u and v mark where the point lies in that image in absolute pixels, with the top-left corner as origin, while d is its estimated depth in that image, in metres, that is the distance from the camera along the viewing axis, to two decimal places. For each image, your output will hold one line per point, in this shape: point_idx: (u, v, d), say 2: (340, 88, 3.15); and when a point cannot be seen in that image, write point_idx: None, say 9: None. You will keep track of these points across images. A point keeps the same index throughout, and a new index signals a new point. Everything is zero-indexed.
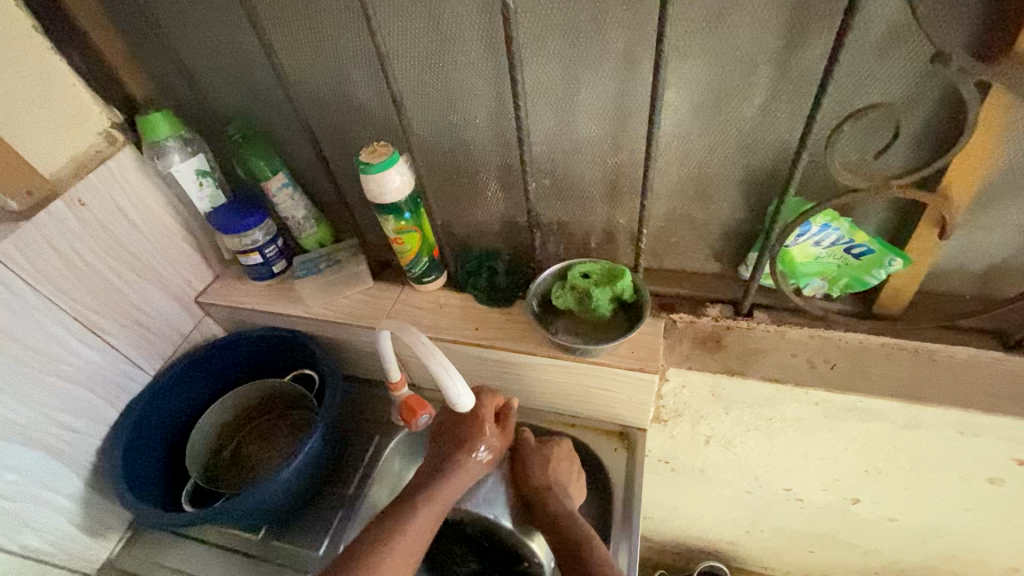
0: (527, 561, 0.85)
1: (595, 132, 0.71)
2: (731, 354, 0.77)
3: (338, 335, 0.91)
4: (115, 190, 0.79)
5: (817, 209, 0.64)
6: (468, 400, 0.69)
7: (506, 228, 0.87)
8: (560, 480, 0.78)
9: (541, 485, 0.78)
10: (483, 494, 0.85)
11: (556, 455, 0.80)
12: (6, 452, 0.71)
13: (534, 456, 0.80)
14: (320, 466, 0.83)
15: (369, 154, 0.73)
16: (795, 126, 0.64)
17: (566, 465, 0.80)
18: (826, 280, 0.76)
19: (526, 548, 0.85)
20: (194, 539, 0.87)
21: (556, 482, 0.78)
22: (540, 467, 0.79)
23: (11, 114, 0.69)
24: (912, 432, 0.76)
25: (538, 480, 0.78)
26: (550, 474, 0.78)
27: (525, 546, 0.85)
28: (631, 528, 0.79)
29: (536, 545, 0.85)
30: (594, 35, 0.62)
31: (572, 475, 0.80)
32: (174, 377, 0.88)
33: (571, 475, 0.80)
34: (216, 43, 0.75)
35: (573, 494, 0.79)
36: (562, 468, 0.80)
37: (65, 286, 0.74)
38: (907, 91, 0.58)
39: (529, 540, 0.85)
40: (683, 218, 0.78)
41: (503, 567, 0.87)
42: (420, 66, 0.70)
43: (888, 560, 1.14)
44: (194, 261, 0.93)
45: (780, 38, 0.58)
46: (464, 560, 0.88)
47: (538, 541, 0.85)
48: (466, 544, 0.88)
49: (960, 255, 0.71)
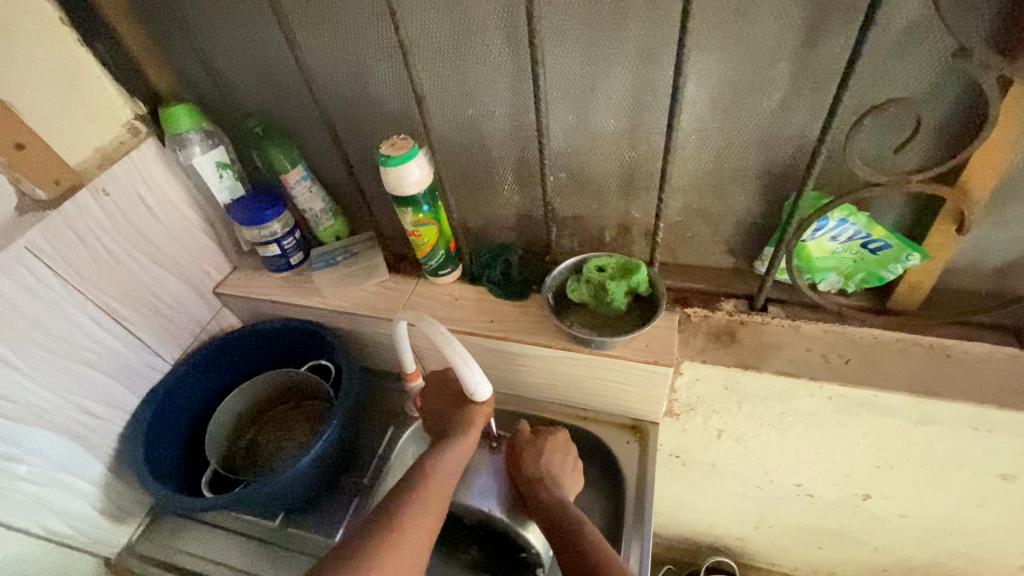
0: (526, 552, 0.85)
1: (614, 126, 0.71)
2: (744, 348, 0.78)
3: (355, 326, 0.92)
4: (137, 180, 0.80)
5: (835, 204, 0.64)
6: (486, 388, 0.71)
7: (522, 222, 0.87)
8: (558, 470, 0.80)
9: (535, 477, 0.79)
10: (481, 487, 0.87)
11: (554, 446, 0.82)
12: (31, 436, 0.73)
13: (528, 448, 0.82)
14: (336, 455, 0.84)
15: (389, 146, 0.74)
16: (813, 121, 0.64)
17: (563, 454, 0.82)
18: (841, 275, 0.76)
19: (520, 537, 0.85)
20: (211, 524, 0.88)
21: (551, 472, 0.79)
22: (540, 460, 0.80)
23: (37, 106, 0.71)
24: (925, 428, 0.77)
25: (534, 472, 0.80)
26: (547, 466, 0.80)
27: (519, 535, 0.85)
28: (643, 522, 0.79)
29: (531, 536, 0.85)
30: (614, 29, 0.63)
31: (569, 465, 0.81)
32: (194, 366, 0.89)
33: (569, 468, 0.81)
34: (239, 36, 0.76)
35: (571, 484, 0.80)
36: (558, 458, 0.81)
37: (88, 274, 0.75)
38: (929, 87, 0.58)
39: (524, 531, 0.85)
40: (698, 213, 0.78)
41: (502, 555, 0.86)
42: (441, 60, 0.71)
43: (897, 557, 1.14)
44: (213, 252, 0.94)
45: (800, 32, 0.58)
46: (465, 549, 0.87)
47: (533, 531, 0.85)
48: (467, 532, 0.87)
49: (976, 251, 0.71)
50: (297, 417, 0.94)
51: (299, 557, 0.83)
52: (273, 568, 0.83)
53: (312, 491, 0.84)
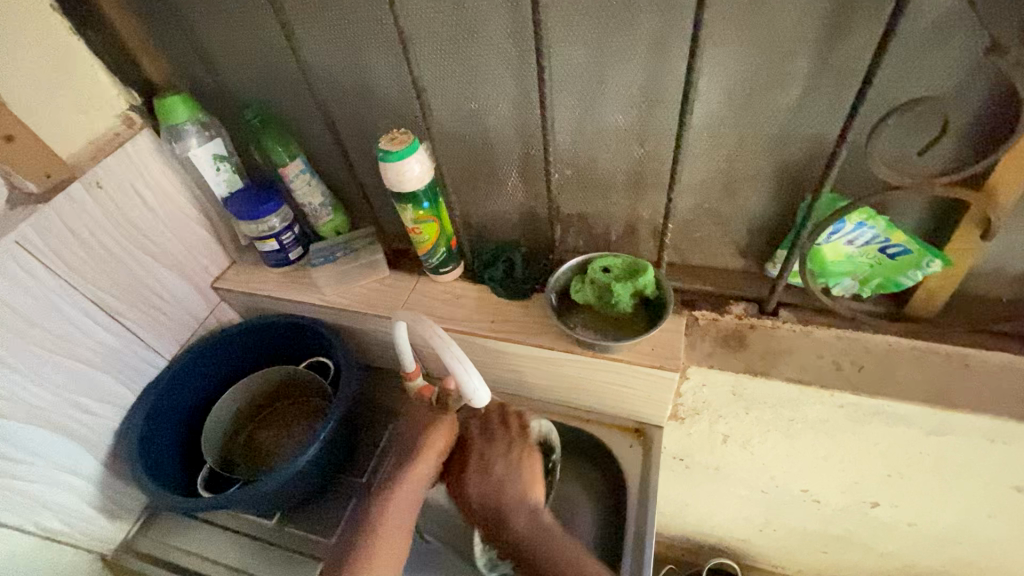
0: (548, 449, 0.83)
1: (622, 122, 0.69)
2: (754, 354, 0.75)
3: (354, 324, 0.90)
4: (133, 172, 0.78)
5: (853, 206, 0.62)
6: (485, 393, 0.67)
7: (525, 219, 0.85)
8: (501, 474, 0.71)
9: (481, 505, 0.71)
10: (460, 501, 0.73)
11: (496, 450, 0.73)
12: (25, 434, 0.71)
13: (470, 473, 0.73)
14: (336, 454, 0.82)
15: (388, 141, 0.71)
16: (832, 120, 0.62)
17: (502, 446, 0.72)
18: (856, 280, 0.73)
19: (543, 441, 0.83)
20: (207, 522, 0.86)
21: (495, 487, 0.71)
22: (503, 476, 0.71)
23: (29, 96, 0.69)
24: (939, 438, 0.74)
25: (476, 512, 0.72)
26: (483, 493, 0.71)
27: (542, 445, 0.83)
28: (643, 537, 0.76)
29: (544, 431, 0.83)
30: (623, 21, 0.60)
31: (511, 458, 0.71)
32: (192, 361, 0.88)
33: (518, 464, 0.71)
34: (234, 26, 0.74)
35: (529, 476, 0.71)
36: (496, 462, 0.72)
37: (84, 270, 0.74)
38: (957, 83, 0.55)
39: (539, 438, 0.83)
40: (709, 212, 0.75)
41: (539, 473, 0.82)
42: (443, 52, 0.68)
43: (903, 564, 1.11)
44: (210, 246, 0.92)
45: (821, 25, 0.55)
46: None
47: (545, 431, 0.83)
48: None
49: (998, 257, 0.68)
50: (296, 414, 0.92)
51: (299, 557, 0.81)
52: (271, 569, 0.81)
53: (310, 491, 0.82)
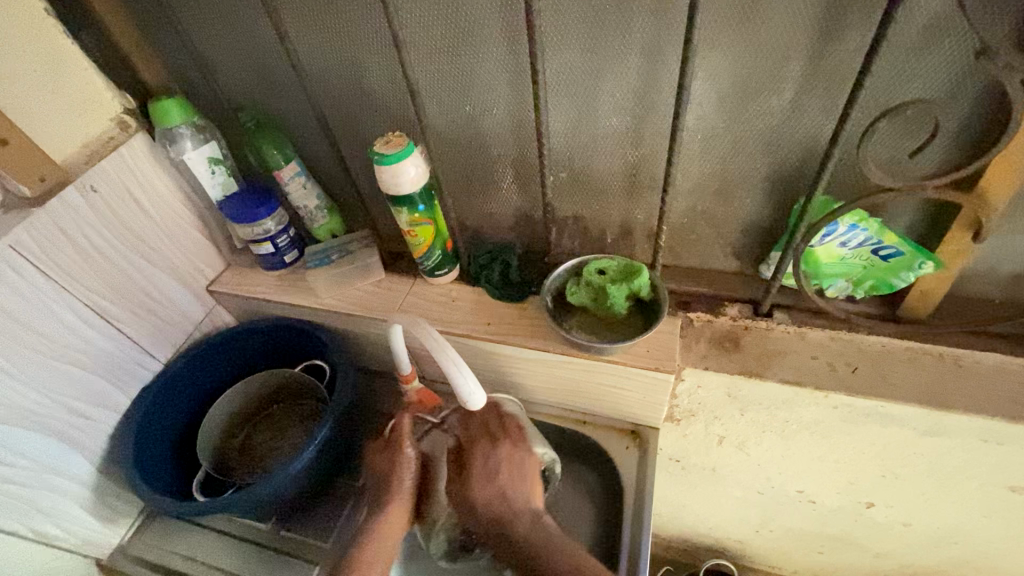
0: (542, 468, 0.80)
1: (615, 125, 0.69)
2: (748, 355, 0.76)
3: (349, 327, 0.90)
4: (126, 175, 0.78)
5: (845, 210, 0.62)
6: (481, 397, 0.67)
7: (520, 221, 0.85)
8: (501, 488, 0.71)
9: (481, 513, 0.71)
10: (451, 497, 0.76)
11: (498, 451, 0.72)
12: (18, 438, 0.71)
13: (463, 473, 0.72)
14: (332, 458, 0.82)
15: (384, 144, 0.71)
16: (825, 121, 0.62)
17: (508, 450, 0.72)
18: (849, 281, 0.73)
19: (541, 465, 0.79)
20: (202, 527, 0.86)
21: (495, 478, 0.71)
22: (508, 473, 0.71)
23: (21, 100, 0.68)
24: (934, 439, 0.75)
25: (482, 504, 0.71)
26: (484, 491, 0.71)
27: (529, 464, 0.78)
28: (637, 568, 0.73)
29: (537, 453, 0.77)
30: (615, 26, 0.60)
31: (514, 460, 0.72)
32: (187, 365, 0.87)
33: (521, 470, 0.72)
34: (229, 30, 0.74)
35: (530, 482, 0.72)
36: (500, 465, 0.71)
37: (77, 273, 0.73)
38: (947, 87, 0.56)
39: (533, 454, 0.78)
40: (702, 215, 0.76)
41: None
42: (437, 55, 0.68)
43: (900, 564, 1.11)
44: (205, 249, 0.92)
45: (814, 29, 0.55)
46: None
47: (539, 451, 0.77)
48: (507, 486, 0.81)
49: (991, 258, 0.69)
50: (293, 417, 0.93)
51: (295, 561, 0.81)
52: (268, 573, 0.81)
53: (307, 496, 0.82)
